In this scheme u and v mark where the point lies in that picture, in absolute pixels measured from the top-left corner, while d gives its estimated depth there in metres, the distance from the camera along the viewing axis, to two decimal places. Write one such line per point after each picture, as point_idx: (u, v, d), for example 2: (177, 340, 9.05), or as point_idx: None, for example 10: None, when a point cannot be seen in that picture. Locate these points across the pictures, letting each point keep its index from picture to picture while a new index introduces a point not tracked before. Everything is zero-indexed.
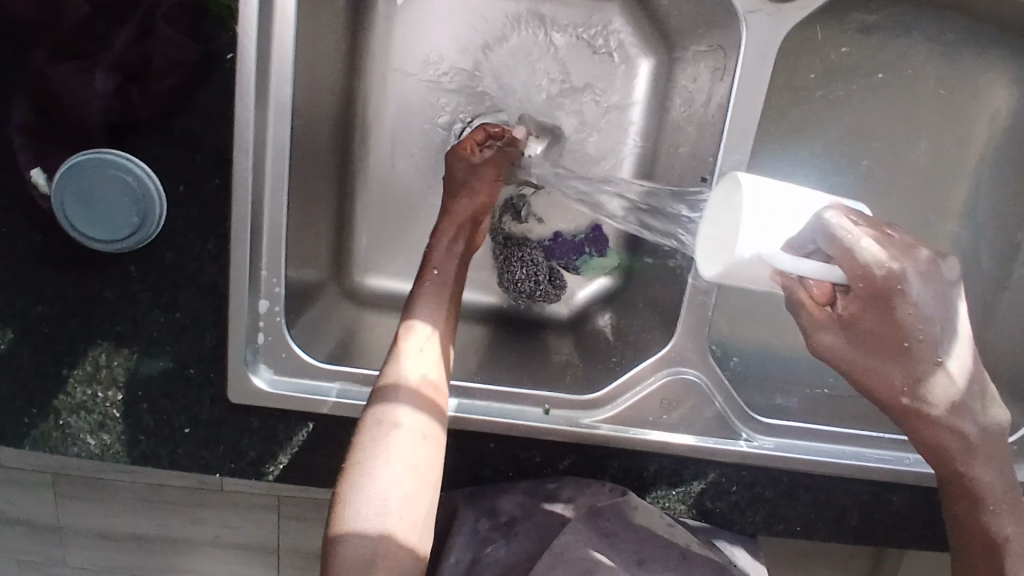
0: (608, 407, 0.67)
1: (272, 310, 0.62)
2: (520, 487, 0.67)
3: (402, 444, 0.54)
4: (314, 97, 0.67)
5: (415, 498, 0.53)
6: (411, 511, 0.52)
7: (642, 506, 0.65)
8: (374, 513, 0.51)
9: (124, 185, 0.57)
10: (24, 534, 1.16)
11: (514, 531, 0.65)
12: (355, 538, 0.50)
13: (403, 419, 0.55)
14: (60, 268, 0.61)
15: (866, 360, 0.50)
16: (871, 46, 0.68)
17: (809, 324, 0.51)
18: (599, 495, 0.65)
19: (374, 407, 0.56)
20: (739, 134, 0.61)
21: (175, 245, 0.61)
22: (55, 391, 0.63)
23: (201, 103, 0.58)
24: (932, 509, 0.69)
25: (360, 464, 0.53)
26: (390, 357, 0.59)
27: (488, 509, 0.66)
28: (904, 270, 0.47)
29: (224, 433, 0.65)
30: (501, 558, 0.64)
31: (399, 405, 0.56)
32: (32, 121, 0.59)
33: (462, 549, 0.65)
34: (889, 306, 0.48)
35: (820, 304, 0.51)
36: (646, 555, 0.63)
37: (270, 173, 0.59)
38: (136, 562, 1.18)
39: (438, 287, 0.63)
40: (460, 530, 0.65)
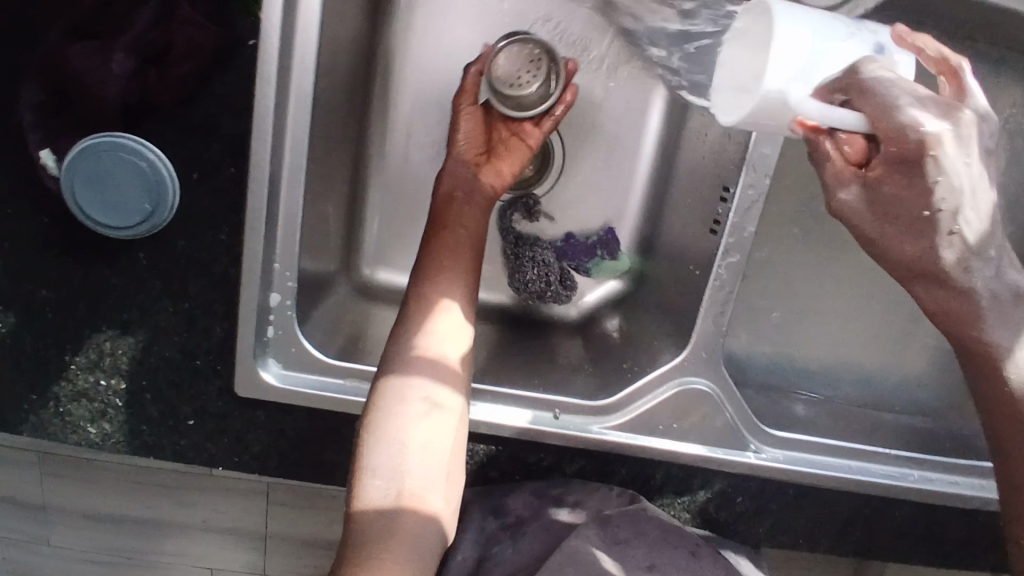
0: (619, 413, 0.66)
1: (284, 304, 0.61)
2: (530, 487, 0.67)
3: (413, 422, 0.54)
4: (330, 86, 0.66)
5: (433, 467, 0.53)
6: (433, 485, 0.53)
7: (650, 509, 0.65)
8: (383, 487, 0.51)
9: (138, 169, 0.56)
10: (8, 512, 1.15)
11: (522, 531, 0.65)
12: (370, 509, 0.51)
13: (416, 393, 0.55)
14: (66, 252, 0.60)
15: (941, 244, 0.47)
16: None
17: (831, 178, 0.47)
18: (605, 499, 0.66)
19: (385, 372, 0.56)
20: (767, 142, 0.60)
21: (187, 234, 0.59)
22: (56, 377, 0.62)
23: (219, 90, 0.56)
24: (932, 524, 0.70)
25: (371, 438, 0.53)
26: (406, 329, 0.58)
27: (496, 507, 0.66)
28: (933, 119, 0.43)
29: (229, 426, 0.64)
30: (508, 559, 0.64)
31: (409, 380, 0.55)
32: (42, 100, 0.57)
33: (470, 546, 0.65)
34: (916, 168, 0.44)
35: (851, 161, 0.46)
36: (657, 560, 0.62)
37: (288, 164, 0.58)
38: (121, 543, 1.17)
39: (455, 243, 0.63)
40: (469, 528, 0.66)
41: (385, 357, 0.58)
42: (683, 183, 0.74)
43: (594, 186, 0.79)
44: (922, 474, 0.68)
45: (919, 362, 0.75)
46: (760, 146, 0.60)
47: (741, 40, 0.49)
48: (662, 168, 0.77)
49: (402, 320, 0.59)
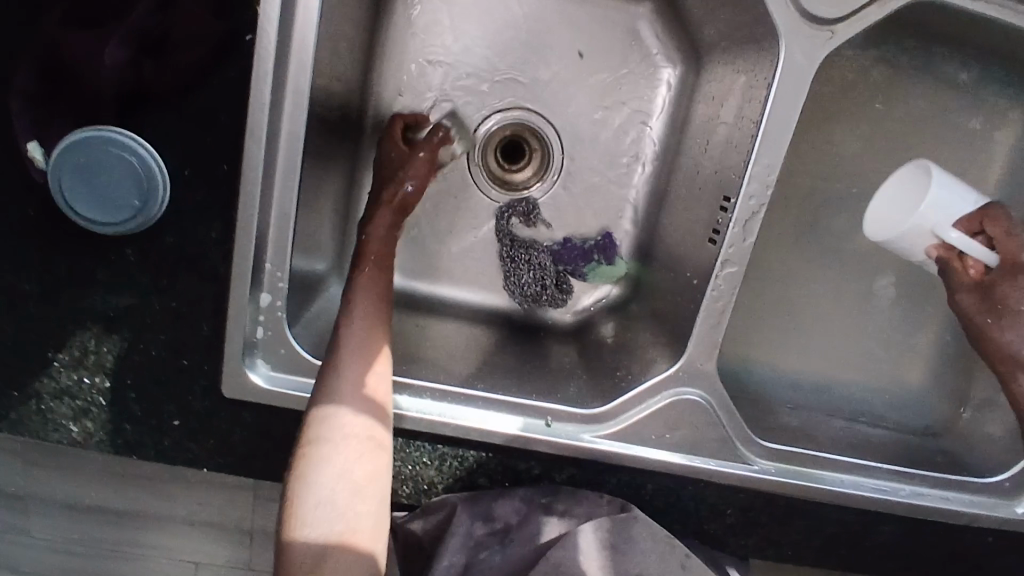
0: (612, 422, 0.65)
1: (273, 304, 0.60)
2: (518, 494, 0.66)
3: (348, 456, 0.51)
4: (328, 81, 0.65)
5: (367, 499, 0.50)
6: (367, 515, 0.50)
7: (642, 517, 0.64)
8: (318, 527, 0.48)
9: (128, 165, 0.54)
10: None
11: (510, 537, 0.65)
12: (304, 549, 0.47)
13: (350, 428, 0.52)
14: (50, 245, 0.58)
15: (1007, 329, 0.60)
16: (893, 75, 0.68)
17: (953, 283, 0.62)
18: (596, 509, 0.65)
19: (319, 394, 0.54)
20: (772, 152, 0.59)
21: (176, 230, 0.58)
22: (37, 373, 0.60)
23: (214, 84, 0.55)
24: (919, 539, 0.70)
25: (301, 477, 0.50)
26: (329, 362, 0.55)
27: (485, 513, 0.65)
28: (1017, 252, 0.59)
29: (215, 427, 0.63)
30: (496, 565, 0.64)
31: (342, 415, 0.53)
32: (31, 88, 0.55)
33: (456, 552, 0.64)
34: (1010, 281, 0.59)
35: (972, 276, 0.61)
36: (646, 567, 0.63)
37: (282, 161, 0.57)
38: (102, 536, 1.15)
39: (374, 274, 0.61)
40: (456, 534, 0.64)
41: (314, 391, 0.55)
42: (682, 191, 0.73)
43: (593, 192, 0.78)
44: (913, 490, 0.68)
45: (909, 376, 0.75)
46: (763, 157, 0.59)
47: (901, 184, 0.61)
48: (662, 174, 0.76)
49: (328, 352, 0.56)
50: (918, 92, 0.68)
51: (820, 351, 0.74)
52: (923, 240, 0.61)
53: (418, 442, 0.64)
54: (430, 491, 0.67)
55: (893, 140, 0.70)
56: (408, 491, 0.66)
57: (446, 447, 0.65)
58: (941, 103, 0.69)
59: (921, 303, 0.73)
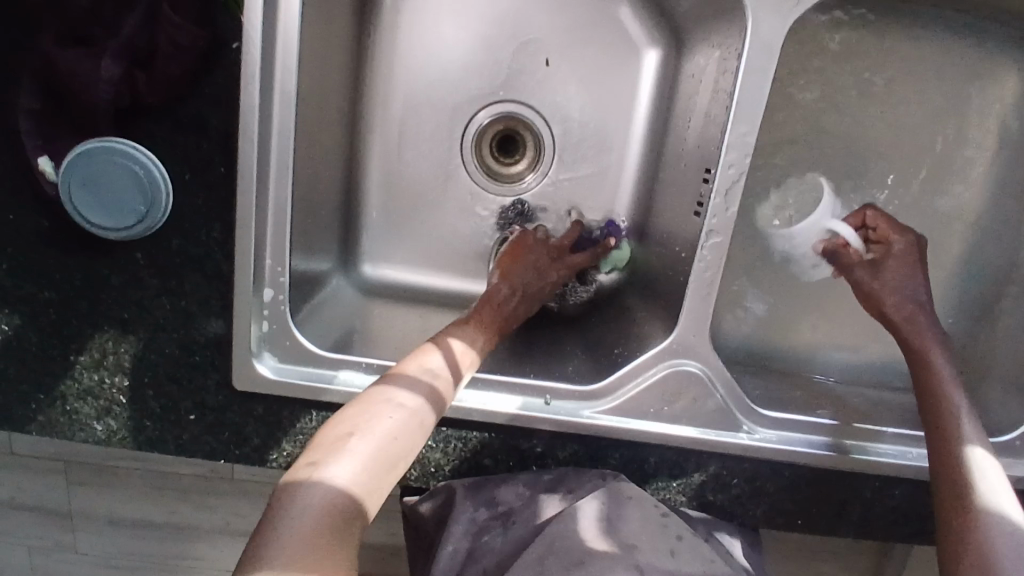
0: (609, 397, 0.66)
1: (276, 298, 0.63)
2: (521, 477, 0.67)
3: (396, 419, 0.51)
4: (322, 86, 0.69)
5: (389, 465, 0.49)
6: (384, 478, 0.48)
7: (638, 493, 0.65)
8: (344, 466, 0.46)
9: (131, 172, 0.57)
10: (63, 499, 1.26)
11: (512, 520, 0.66)
12: (320, 481, 0.45)
13: (404, 400, 0.53)
14: (65, 254, 0.62)
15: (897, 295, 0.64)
16: (859, 47, 0.73)
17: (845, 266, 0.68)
18: (598, 488, 0.65)
19: (380, 385, 0.55)
20: (747, 120, 0.60)
21: (181, 232, 0.61)
22: (62, 376, 0.64)
23: (207, 91, 0.58)
24: (934, 504, 0.69)
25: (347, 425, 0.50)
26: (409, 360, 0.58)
27: (487, 498, 0.66)
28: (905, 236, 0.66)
29: (229, 419, 0.66)
30: (496, 548, 0.65)
31: (403, 391, 0.54)
32: (39, 106, 0.59)
33: (459, 539, 0.65)
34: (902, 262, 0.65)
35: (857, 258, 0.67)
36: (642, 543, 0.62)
37: (276, 160, 0.60)
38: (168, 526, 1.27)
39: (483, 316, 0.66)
40: (459, 520, 0.65)
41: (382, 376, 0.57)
42: (669, 171, 0.75)
43: (587, 179, 0.80)
44: (921, 452, 0.68)
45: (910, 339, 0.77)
46: (739, 127, 0.60)
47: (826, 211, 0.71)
48: (650, 157, 0.78)
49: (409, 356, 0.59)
50: (882, 61, 0.73)
51: (815, 320, 0.77)
52: (815, 236, 0.71)
53: None
54: (436, 475, 0.68)
55: (865, 106, 0.74)
56: (416, 476, 0.68)
57: (450, 429, 0.67)
58: (907, 70, 0.73)
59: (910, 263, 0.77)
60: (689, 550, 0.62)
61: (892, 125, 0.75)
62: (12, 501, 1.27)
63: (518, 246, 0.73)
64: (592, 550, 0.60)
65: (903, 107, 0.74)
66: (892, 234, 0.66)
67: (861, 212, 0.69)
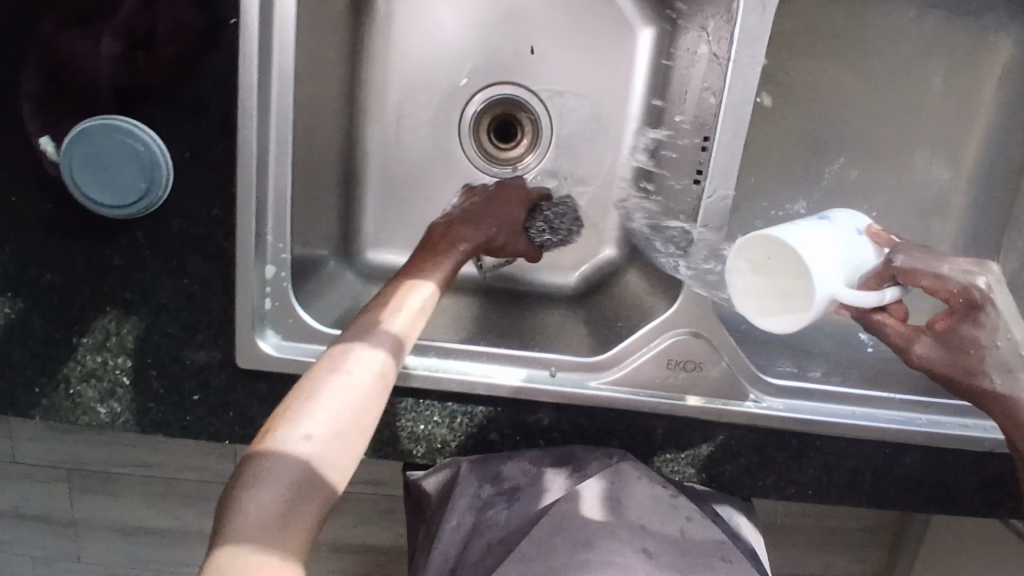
0: (615, 368, 0.66)
1: (279, 276, 0.63)
2: (527, 455, 0.67)
3: (347, 383, 0.49)
4: (318, 68, 0.69)
5: (348, 434, 0.47)
6: (342, 450, 0.46)
7: (641, 475, 0.65)
8: (295, 442, 0.44)
9: (131, 149, 0.57)
10: (70, 506, 1.25)
11: (518, 496, 0.65)
12: (270, 462, 0.43)
13: (354, 362, 0.51)
14: (66, 238, 0.62)
15: (965, 362, 0.55)
16: (859, 17, 0.72)
17: (901, 339, 0.55)
18: (604, 467, 0.65)
19: (354, 338, 0.54)
20: (740, 87, 0.61)
21: (182, 212, 0.61)
22: (65, 359, 0.64)
23: (204, 71, 0.58)
24: (945, 470, 0.69)
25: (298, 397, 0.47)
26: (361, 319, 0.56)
27: (492, 474, 0.65)
28: (967, 286, 0.53)
29: (233, 401, 0.65)
30: (502, 522, 0.63)
31: (354, 351, 0.52)
32: (38, 90, 0.59)
33: (464, 512, 0.65)
34: (969, 319, 0.54)
35: (902, 321, 0.55)
36: (649, 522, 0.62)
37: (275, 138, 0.60)
38: (175, 530, 1.27)
39: (431, 248, 0.65)
40: (463, 493, 0.65)
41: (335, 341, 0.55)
42: (669, 147, 0.75)
43: (586, 159, 0.79)
44: (931, 418, 0.68)
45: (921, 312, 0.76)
46: (735, 99, 0.61)
47: (748, 271, 0.53)
48: (650, 135, 0.78)
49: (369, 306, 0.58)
50: (882, 32, 0.72)
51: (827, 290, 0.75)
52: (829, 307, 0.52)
53: (428, 400, 0.67)
54: (443, 452, 0.68)
55: (865, 76, 0.73)
56: (422, 453, 0.68)
57: (456, 404, 0.67)
58: (908, 39, 0.72)
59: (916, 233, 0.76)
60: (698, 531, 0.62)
61: (892, 93, 0.73)
62: (17, 509, 1.27)
63: (433, 257, 0.64)
64: (601, 532, 0.59)
65: (908, 77, 0.73)
66: (953, 292, 0.53)
67: (881, 264, 0.53)
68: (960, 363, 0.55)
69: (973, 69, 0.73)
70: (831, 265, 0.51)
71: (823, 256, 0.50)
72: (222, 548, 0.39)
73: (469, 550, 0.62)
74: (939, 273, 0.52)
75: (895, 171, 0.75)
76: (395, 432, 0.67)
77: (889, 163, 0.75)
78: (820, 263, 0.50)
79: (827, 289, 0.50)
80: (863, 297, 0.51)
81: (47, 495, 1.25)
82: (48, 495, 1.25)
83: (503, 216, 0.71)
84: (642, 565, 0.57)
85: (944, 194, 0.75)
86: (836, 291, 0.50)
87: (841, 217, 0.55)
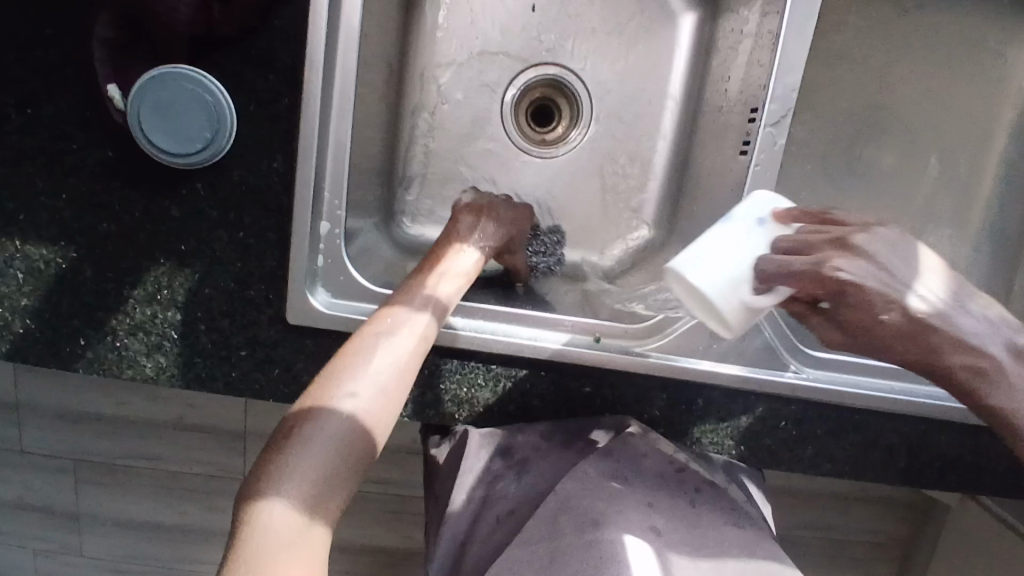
0: (656, 336, 0.68)
1: (333, 232, 0.64)
2: (536, 429, 0.68)
3: (389, 354, 0.49)
4: (374, 37, 0.71)
5: (390, 400, 0.47)
6: (384, 412, 0.46)
7: (653, 445, 0.67)
8: (344, 406, 0.44)
9: (200, 99, 0.58)
10: (71, 498, 1.22)
11: (527, 468, 0.67)
12: (317, 422, 0.43)
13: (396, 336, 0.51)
14: (127, 186, 0.63)
15: (882, 347, 0.50)
16: (897, 10, 0.74)
17: (822, 330, 0.53)
18: (615, 436, 0.67)
19: (389, 306, 0.54)
20: (791, 60, 0.63)
21: (243, 163, 0.62)
22: (114, 310, 0.64)
23: (275, 25, 0.60)
24: (979, 449, 0.70)
25: (344, 363, 0.47)
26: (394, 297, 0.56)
27: (503, 446, 0.68)
28: (817, 267, 0.49)
29: (281, 357, 0.66)
30: (511, 494, 0.66)
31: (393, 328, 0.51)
32: (111, 36, 0.60)
33: (474, 486, 0.67)
34: (846, 296, 0.49)
35: (812, 308, 0.52)
36: (656, 499, 0.63)
37: (339, 94, 0.62)
38: (178, 526, 1.23)
39: (446, 259, 0.61)
40: (472, 467, 0.67)
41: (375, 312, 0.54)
42: (708, 130, 0.77)
43: (624, 141, 0.82)
44: None
45: None
46: (784, 74, 0.63)
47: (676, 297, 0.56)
48: (688, 118, 0.80)
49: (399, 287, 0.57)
50: (918, 22, 0.74)
51: None
52: (752, 309, 0.53)
53: (472, 362, 0.67)
54: (483, 419, 0.69)
55: (900, 64, 0.75)
56: (463, 416, 0.68)
57: (500, 368, 0.67)
58: (943, 31, 0.75)
59: (945, 219, 0.78)
60: (709, 501, 0.64)
61: (925, 83, 0.76)
62: (18, 500, 1.23)
63: (446, 254, 0.61)
64: (610, 509, 0.60)
65: (940, 67, 0.75)
66: (803, 276, 0.49)
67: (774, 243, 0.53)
68: (874, 347, 0.50)
69: (1002, 63, 0.76)
70: (728, 271, 0.52)
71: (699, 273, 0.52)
72: (250, 521, 0.38)
73: (480, 522, 0.65)
74: (794, 270, 0.50)
75: (924, 158, 0.77)
76: (438, 395, 0.67)
77: (920, 151, 0.77)
78: (704, 271, 0.52)
79: (720, 296, 0.52)
80: (751, 297, 0.52)
81: (48, 488, 1.21)
82: (49, 488, 1.21)
83: (515, 220, 0.69)
84: (651, 543, 0.58)
85: (970, 182, 0.78)
86: (729, 299, 0.52)
87: (745, 202, 0.56)
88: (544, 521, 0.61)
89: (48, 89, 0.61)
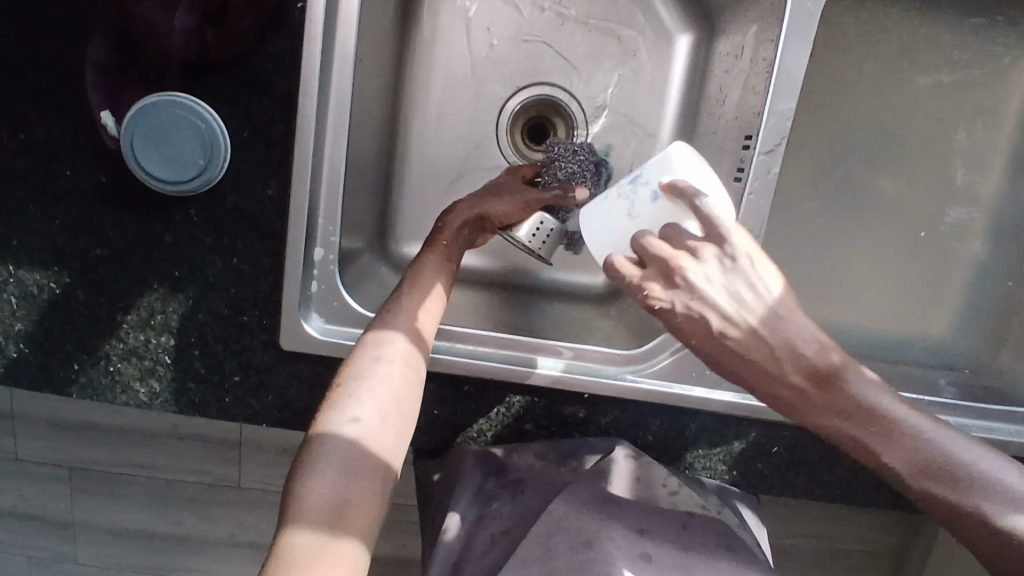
0: (649, 364, 0.67)
1: (327, 258, 0.64)
2: (534, 447, 0.69)
3: (385, 370, 0.53)
4: (369, 58, 0.70)
5: (396, 416, 0.51)
6: (393, 428, 0.50)
7: (647, 471, 0.66)
8: (347, 428, 0.48)
9: (192, 126, 0.58)
10: (66, 508, 1.22)
11: (522, 488, 0.67)
12: (325, 449, 0.47)
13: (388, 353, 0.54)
14: (120, 211, 0.63)
15: (724, 357, 0.52)
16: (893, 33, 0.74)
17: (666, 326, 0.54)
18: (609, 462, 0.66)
19: (376, 326, 0.57)
20: (785, 87, 0.63)
21: (237, 189, 0.62)
22: (107, 336, 0.64)
23: (270, 50, 0.60)
24: None
25: (344, 385, 0.52)
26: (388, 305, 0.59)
27: (497, 467, 0.68)
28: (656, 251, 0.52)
29: (274, 382, 0.66)
30: (505, 515, 0.66)
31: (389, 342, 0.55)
32: (105, 61, 0.60)
33: (468, 507, 0.67)
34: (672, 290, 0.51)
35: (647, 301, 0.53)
36: (647, 526, 0.63)
37: (332, 120, 0.61)
38: (172, 536, 1.23)
39: (441, 251, 0.64)
40: (466, 489, 0.67)
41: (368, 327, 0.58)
42: (703, 151, 0.77)
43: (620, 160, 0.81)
44: None
45: (940, 324, 0.79)
46: (778, 102, 0.63)
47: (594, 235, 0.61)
48: (684, 139, 0.80)
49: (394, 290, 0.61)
50: (916, 45, 0.74)
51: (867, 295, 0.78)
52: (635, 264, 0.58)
53: (467, 387, 0.68)
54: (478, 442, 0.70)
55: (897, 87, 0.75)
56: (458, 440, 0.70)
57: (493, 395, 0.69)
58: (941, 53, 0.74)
59: (938, 241, 0.78)
60: (702, 525, 0.63)
61: (921, 105, 0.76)
62: (13, 508, 1.23)
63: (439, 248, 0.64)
64: (602, 534, 0.60)
65: (937, 89, 0.75)
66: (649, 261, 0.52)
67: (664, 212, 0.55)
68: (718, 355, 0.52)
69: (1001, 86, 0.75)
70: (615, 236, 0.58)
71: (591, 237, 0.59)
72: (282, 547, 0.43)
73: (472, 543, 0.65)
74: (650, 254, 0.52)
75: (920, 182, 0.77)
76: (432, 420, 0.69)
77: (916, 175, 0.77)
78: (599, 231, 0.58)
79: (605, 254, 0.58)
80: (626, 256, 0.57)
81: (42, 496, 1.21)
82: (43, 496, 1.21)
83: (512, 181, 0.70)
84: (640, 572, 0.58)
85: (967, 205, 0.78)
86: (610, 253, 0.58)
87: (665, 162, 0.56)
88: (538, 542, 0.60)
89: (41, 112, 0.61)
